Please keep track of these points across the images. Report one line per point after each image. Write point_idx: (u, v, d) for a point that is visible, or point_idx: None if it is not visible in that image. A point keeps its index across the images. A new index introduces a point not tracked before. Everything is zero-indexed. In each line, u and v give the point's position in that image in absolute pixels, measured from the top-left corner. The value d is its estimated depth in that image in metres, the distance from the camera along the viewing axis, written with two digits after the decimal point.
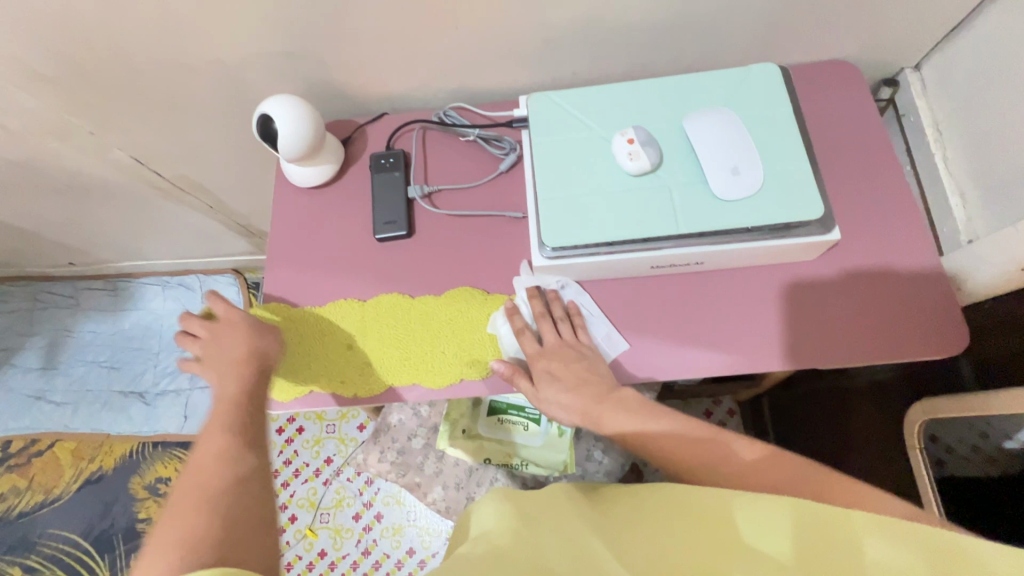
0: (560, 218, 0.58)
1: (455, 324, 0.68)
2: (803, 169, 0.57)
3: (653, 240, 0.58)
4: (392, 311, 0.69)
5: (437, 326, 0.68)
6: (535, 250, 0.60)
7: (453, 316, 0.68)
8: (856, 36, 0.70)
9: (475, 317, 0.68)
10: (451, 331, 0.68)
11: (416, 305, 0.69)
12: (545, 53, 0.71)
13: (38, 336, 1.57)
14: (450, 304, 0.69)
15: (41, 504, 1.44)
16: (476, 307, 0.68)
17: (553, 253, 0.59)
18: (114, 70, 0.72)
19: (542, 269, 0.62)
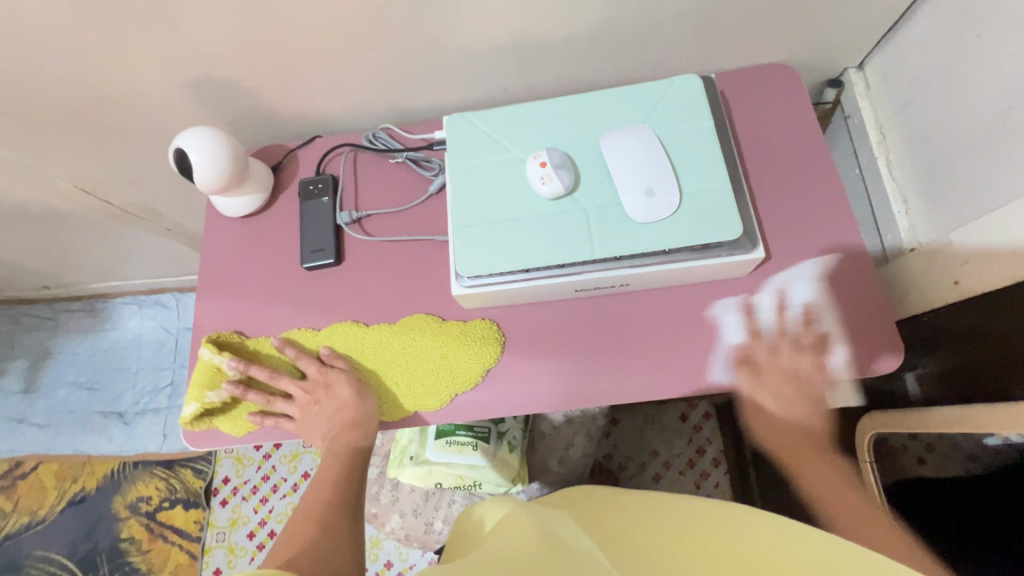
0: (474, 246, 0.57)
1: (392, 349, 0.66)
2: (724, 188, 0.55)
3: (570, 265, 0.56)
4: (330, 339, 0.67)
5: (373, 355, 0.66)
6: (453, 279, 0.59)
7: (390, 342, 0.67)
8: (792, 39, 0.68)
9: (411, 342, 0.66)
10: (390, 358, 0.66)
11: (367, 335, 0.67)
12: (472, 72, 0.70)
13: (18, 360, 1.58)
14: (384, 330, 0.67)
15: (26, 526, 1.46)
16: (412, 333, 0.66)
17: (471, 282, 0.58)
18: (39, 107, 0.72)
19: (464, 297, 0.61)
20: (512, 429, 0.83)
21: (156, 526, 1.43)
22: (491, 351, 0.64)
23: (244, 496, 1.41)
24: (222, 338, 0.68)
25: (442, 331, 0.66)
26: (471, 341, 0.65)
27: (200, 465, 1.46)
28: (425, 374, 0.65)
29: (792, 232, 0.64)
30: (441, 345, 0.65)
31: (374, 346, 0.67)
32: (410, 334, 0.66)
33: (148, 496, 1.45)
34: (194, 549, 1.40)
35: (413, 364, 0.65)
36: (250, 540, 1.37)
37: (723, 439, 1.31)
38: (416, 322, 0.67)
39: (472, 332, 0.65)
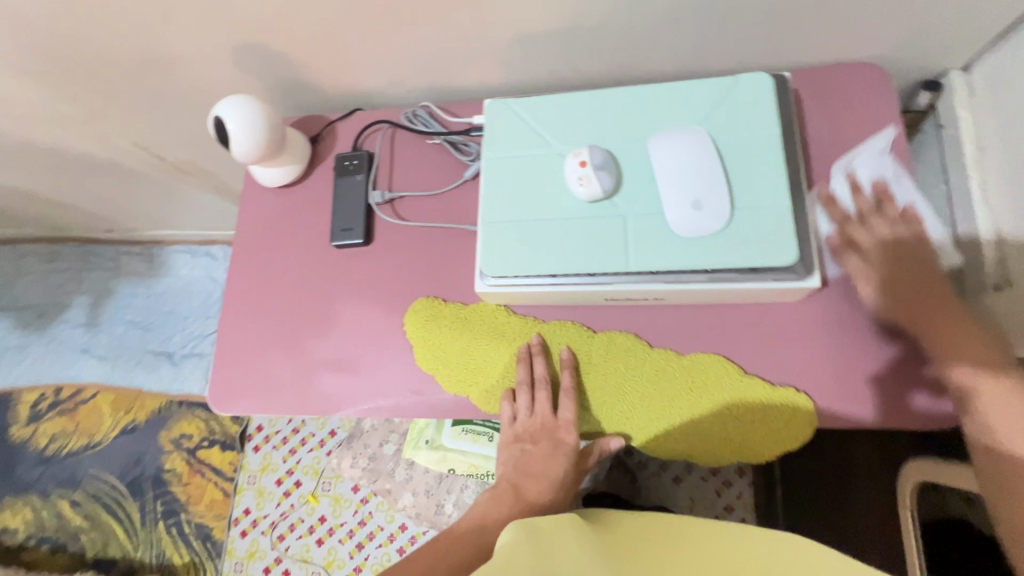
0: (502, 246, 0.54)
1: (648, 386, 0.60)
2: (783, 206, 0.49)
3: (601, 276, 0.53)
4: (593, 361, 0.61)
5: (618, 387, 0.61)
6: (477, 276, 0.56)
7: (655, 379, 0.60)
8: (886, 35, 0.59)
9: (694, 386, 0.59)
10: (642, 395, 0.60)
11: (647, 360, 0.60)
12: (519, 53, 0.65)
13: (84, 295, 1.70)
14: (672, 362, 0.60)
15: (85, 447, 1.60)
16: (709, 375, 0.59)
17: (495, 281, 0.55)
18: (93, 65, 0.73)
19: (488, 295, 0.58)
20: None
21: (196, 462, 1.53)
22: (772, 419, 0.58)
23: (275, 446, 1.49)
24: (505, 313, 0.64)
25: (748, 385, 0.58)
26: (784, 412, 0.58)
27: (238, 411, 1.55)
28: (644, 419, 0.60)
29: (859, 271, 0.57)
30: (714, 403, 0.59)
31: (696, 385, 0.59)
32: (702, 376, 0.59)
33: (190, 433, 1.56)
34: (228, 487, 1.51)
35: (659, 404, 0.60)
36: (278, 486, 1.45)
37: None
38: (716, 364, 0.59)
39: (783, 400, 0.58)
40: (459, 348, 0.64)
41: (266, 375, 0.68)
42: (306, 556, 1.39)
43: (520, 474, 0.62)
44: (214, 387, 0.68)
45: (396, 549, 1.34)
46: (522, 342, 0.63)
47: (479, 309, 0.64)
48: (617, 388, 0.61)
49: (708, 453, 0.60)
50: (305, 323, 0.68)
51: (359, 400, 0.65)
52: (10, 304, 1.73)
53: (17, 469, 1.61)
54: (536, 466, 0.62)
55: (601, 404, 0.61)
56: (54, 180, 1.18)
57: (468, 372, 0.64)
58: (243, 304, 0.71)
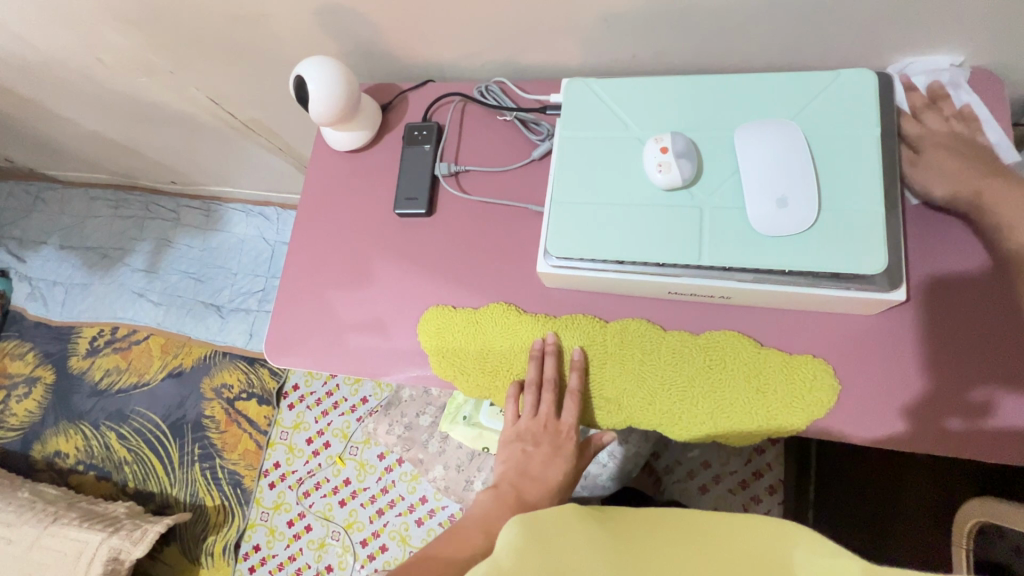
0: (569, 227, 0.53)
1: (659, 380, 0.60)
2: (876, 213, 0.46)
3: (669, 267, 0.51)
4: (601, 358, 0.61)
5: (630, 388, 0.61)
6: (541, 256, 0.56)
7: (668, 374, 0.60)
8: (1008, 43, 0.54)
9: (722, 375, 0.58)
10: (654, 391, 0.60)
11: (650, 353, 0.60)
12: (602, 35, 0.63)
13: (145, 243, 1.79)
14: (682, 351, 0.59)
15: (134, 386, 1.69)
16: (721, 361, 0.58)
17: (559, 262, 0.55)
18: (182, 17, 0.75)
19: (548, 276, 0.58)
20: None
21: (234, 412, 1.60)
22: (812, 403, 0.57)
23: (309, 406, 1.54)
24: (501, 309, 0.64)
25: (770, 365, 0.58)
26: (810, 390, 0.57)
27: (276, 368, 1.60)
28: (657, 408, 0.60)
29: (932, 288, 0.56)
30: (740, 389, 0.58)
31: (706, 373, 0.59)
32: (716, 360, 0.59)
33: (230, 384, 1.62)
34: (260, 440, 1.56)
35: (674, 401, 0.60)
36: (308, 445, 1.51)
37: (785, 470, 1.22)
38: (733, 350, 0.58)
39: (807, 379, 0.57)
40: (474, 351, 0.65)
41: (320, 333, 0.70)
42: (328, 514, 1.44)
43: (520, 477, 0.59)
44: (268, 337, 0.70)
45: (415, 519, 1.38)
46: (536, 334, 0.63)
47: (489, 310, 0.64)
48: (630, 373, 0.60)
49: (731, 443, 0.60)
50: (361, 288, 0.70)
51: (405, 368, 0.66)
52: (78, 244, 1.83)
53: (73, 399, 1.72)
54: (537, 469, 0.60)
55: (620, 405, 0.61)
56: (129, 129, 1.23)
57: (467, 366, 0.65)
58: (304, 261, 0.72)
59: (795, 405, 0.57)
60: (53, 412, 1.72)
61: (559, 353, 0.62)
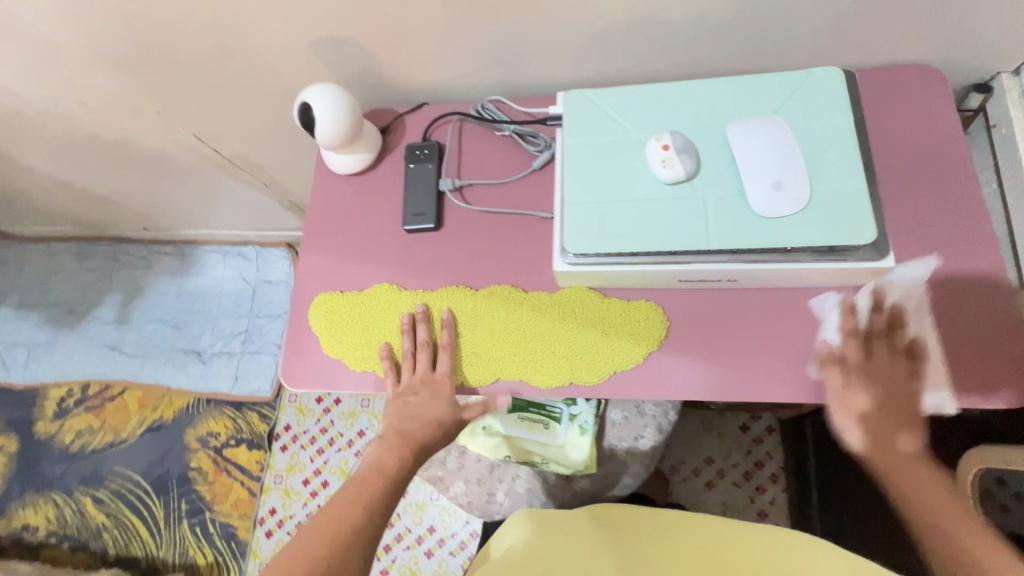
0: (584, 225, 0.56)
1: (524, 330, 0.66)
2: (860, 189, 0.52)
3: (682, 254, 0.55)
4: (475, 318, 0.67)
5: (493, 341, 0.67)
6: (557, 255, 0.59)
7: (526, 324, 0.66)
8: (943, 39, 0.62)
9: (553, 319, 0.65)
10: (518, 342, 0.66)
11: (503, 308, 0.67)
12: (589, 50, 0.68)
13: (116, 293, 1.72)
14: (542, 301, 0.66)
15: (110, 444, 1.60)
16: (577, 308, 0.65)
17: (576, 259, 0.58)
18: (176, 57, 0.76)
19: (565, 275, 0.60)
20: (583, 412, 0.81)
21: (222, 460, 1.53)
22: (645, 342, 0.63)
23: (303, 445, 1.50)
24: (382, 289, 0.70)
25: (614, 307, 0.64)
26: (637, 325, 0.63)
27: (265, 410, 1.55)
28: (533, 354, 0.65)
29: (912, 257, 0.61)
30: (585, 329, 0.64)
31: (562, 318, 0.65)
32: (564, 307, 0.65)
33: (217, 432, 1.56)
34: (253, 486, 1.49)
35: (545, 350, 0.65)
36: (305, 486, 1.45)
37: (784, 456, 1.26)
38: (577, 296, 0.65)
39: (646, 317, 0.63)
40: (348, 323, 0.70)
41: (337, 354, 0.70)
42: None
43: (403, 420, 0.65)
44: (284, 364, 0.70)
45: (424, 551, 1.34)
46: (409, 305, 0.69)
47: (375, 291, 0.70)
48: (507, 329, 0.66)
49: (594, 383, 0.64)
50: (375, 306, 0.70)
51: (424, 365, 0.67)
52: (41, 301, 1.74)
53: (41, 466, 1.61)
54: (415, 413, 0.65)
55: (484, 358, 0.66)
56: (103, 174, 1.21)
57: (364, 338, 0.69)
58: (315, 284, 0.73)
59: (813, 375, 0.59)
60: (19, 482, 1.60)
61: (426, 317, 0.68)
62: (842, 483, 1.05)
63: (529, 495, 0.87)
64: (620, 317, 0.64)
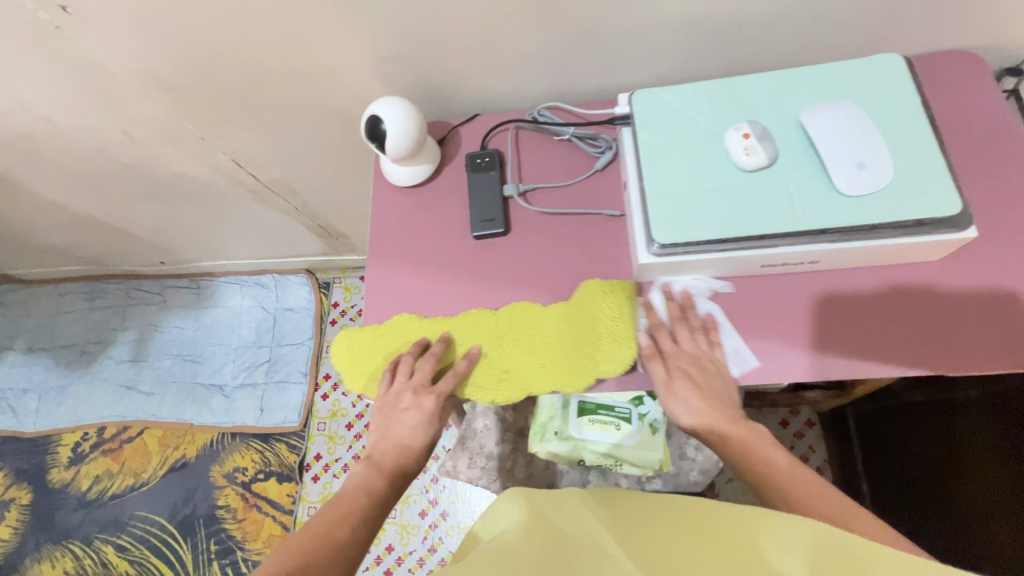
0: (670, 216, 0.57)
1: (545, 344, 0.66)
2: (939, 164, 0.54)
3: (769, 238, 0.56)
4: (492, 340, 0.67)
5: (509, 362, 0.66)
6: (642, 247, 0.60)
7: (540, 342, 0.66)
8: (983, 26, 0.66)
9: (568, 334, 0.66)
10: (535, 360, 0.66)
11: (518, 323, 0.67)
12: (645, 53, 0.70)
13: (130, 331, 1.68)
14: (561, 313, 0.67)
15: (131, 488, 1.54)
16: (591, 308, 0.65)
17: (662, 250, 0.58)
18: (228, 81, 0.76)
19: (648, 268, 0.61)
20: (652, 410, 0.81)
21: (251, 496, 1.48)
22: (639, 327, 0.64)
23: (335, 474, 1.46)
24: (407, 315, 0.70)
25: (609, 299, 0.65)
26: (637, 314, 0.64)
27: (294, 440, 1.51)
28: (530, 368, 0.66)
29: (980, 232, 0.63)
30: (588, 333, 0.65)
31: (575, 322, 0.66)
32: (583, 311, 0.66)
33: (244, 466, 1.51)
34: (286, 521, 1.44)
35: (545, 361, 0.66)
36: None
37: (828, 449, 1.27)
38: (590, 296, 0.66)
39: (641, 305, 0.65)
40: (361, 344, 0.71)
41: None
42: None
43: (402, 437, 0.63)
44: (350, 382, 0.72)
45: None
46: (431, 328, 0.69)
47: (397, 317, 0.70)
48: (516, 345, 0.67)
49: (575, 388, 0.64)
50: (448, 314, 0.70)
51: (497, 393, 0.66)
52: (52, 344, 1.70)
53: (57, 516, 1.53)
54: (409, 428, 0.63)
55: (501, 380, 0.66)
56: (127, 207, 1.20)
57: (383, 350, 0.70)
58: (385, 297, 0.72)
59: (892, 348, 0.61)
60: (34, 535, 1.52)
61: (449, 343, 0.68)
62: (894, 473, 1.06)
63: None
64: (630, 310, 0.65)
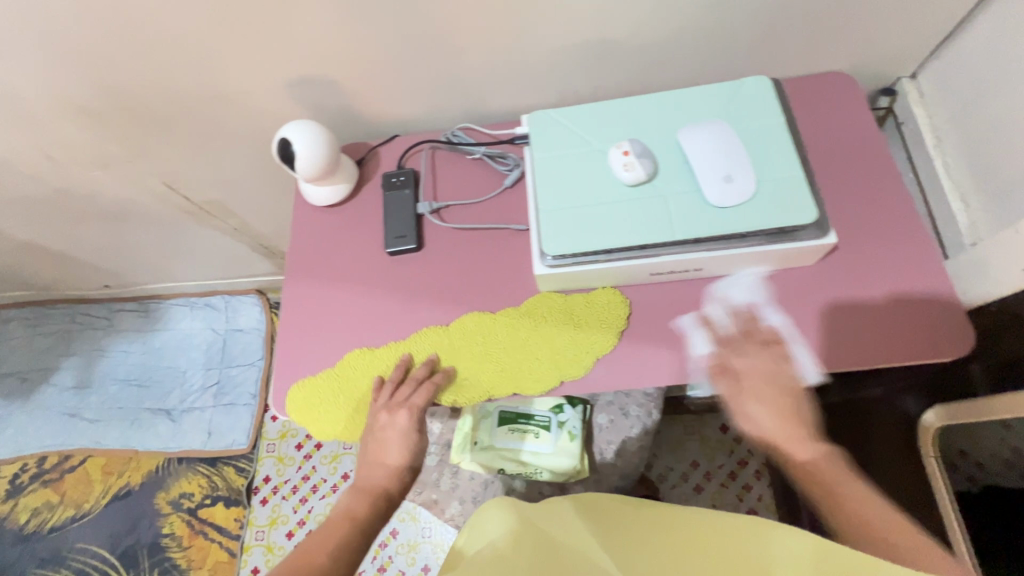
0: (561, 230, 0.61)
1: (506, 349, 0.69)
2: (799, 176, 0.59)
3: (649, 248, 0.60)
4: (451, 353, 0.69)
5: (469, 371, 0.69)
6: (537, 259, 0.63)
7: (496, 350, 0.69)
8: (851, 49, 0.72)
9: (524, 340, 0.69)
10: (495, 367, 0.69)
11: (477, 330, 0.69)
12: (547, 77, 0.75)
13: (74, 357, 1.64)
14: (512, 318, 0.69)
15: (71, 519, 1.49)
16: (541, 308, 0.69)
17: (554, 262, 0.62)
18: (149, 104, 0.78)
19: (545, 278, 0.64)
20: (571, 418, 0.84)
21: (197, 522, 1.45)
22: (617, 327, 0.67)
23: (284, 496, 1.44)
24: (356, 355, 0.71)
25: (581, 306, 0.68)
26: (601, 308, 0.67)
27: (243, 463, 1.49)
28: (505, 371, 0.68)
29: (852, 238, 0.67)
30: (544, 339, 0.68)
31: (534, 324, 0.69)
32: (535, 311, 0.69)
33: (190, 492, 1.48)
34: (232, 547, 1.42)
35: (517, 367, 0.68)
36: (289, 539, 1.39)
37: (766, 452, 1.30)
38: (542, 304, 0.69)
39: (603, 305, 0.68)
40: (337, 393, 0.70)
41: (330, 378, 0.71)
42: None
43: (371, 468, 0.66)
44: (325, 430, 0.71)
45: None
46: (390, 356, 0.70)
47: (346, 358, 0.71)
48: (482, 350, 0.69)
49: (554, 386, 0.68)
50: (362, 329, 0.72)
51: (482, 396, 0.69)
52: None
53: None
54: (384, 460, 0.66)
55: (459, 386, 0.68)
56: (64, 230, 1.19)
57: (344, 397, 0.70)
58: (303, 313, 0.74)
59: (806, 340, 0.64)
60: None
61: (408, 364, 0.69)
62: None
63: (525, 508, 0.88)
64: (590, 304, 0.68)
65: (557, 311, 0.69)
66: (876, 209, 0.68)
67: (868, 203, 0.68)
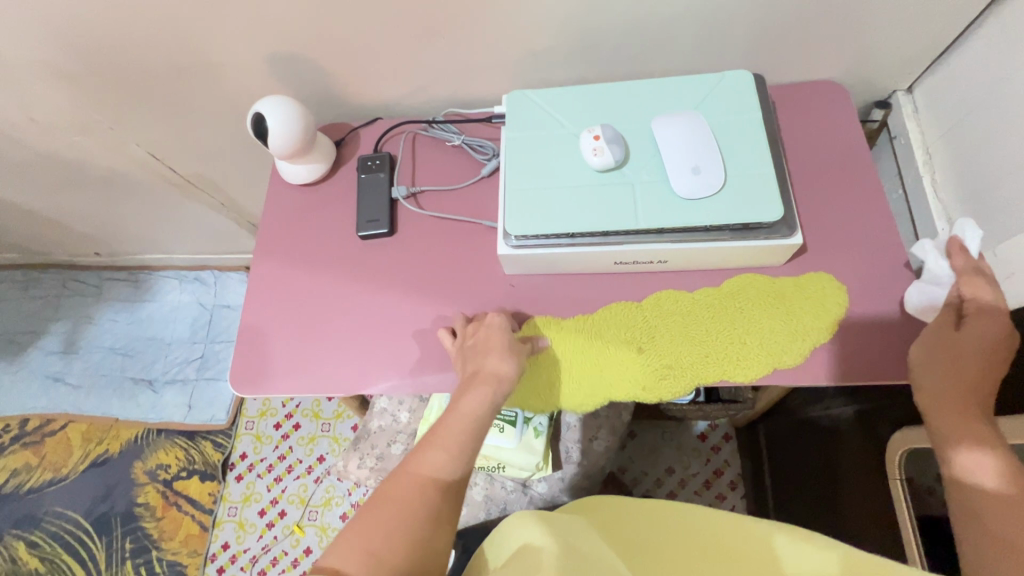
0: (527, 210, 0.60)
1: (708, 328, 0.64)
2: (770, 176, 0.58)
3: (613, 235, 0.59)
4: (643, 334, 0.65)
5: (668, 356, 0.64)
6: (501, 239, 0.63)
7: (703, 333, 0.64)
8: (842, 57, 0.70)
9: (739, 320, 0.64)
10: (699, 349, 0.64)
11: (682, 305, 0.65)
12: (531, 67, 0.73)
13: (62, 322, 1.65)
14: (716, 299, 0.65)
15: (49, 482, 1.50)
16: (744, 294, 0.65)
17: (518, 243, 0.61)
18: (128, 71, 0.77)
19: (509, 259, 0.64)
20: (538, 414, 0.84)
21: (172, 494, 1.45)
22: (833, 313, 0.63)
23: (259, 474, 1.44)
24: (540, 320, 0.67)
25: (752, 283, 0.65)
26: (821, 295, 0.64)
27: (220, 439, 1.50)
28: (707, 352, 0.64)
29: (826, 252, 0.66)
30: (774, 317, 0.63)
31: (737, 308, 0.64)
32: (737, 297, 0.65)
33: (167, 464, 1.49)
34: (205, 520, 1.42)
35: (722, 349, 0.63)
36: (260, 517, 1.40)
37: (742, 463, 1.29)
38: (745, 285, 0.65)
39: (815, 289, 0.64)
40: None
41: (291, 358, 0.70)
42: None
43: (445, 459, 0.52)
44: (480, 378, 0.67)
45: None
46: (572, 330, 0.66)
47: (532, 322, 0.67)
48: (697, 327, 0.64)
49: (732, 373, 0.63)
50: (326, 311, 0.72)
51: (674, 389, 0.63)
52: None
53: None
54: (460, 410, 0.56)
55: (658, 378, 0.64)
56: (51, 195, 1.18)
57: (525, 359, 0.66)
58: (270, 292, 0.74)
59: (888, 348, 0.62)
60: None
61: (601, 336, 0.65)
62: (794, 482, 1.10)
63: (487, 503, 0.87)
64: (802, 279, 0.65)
65: (760, 294, 0.65)
66: (854, 223, 0.67)
67: (845, 216, 0.68)
